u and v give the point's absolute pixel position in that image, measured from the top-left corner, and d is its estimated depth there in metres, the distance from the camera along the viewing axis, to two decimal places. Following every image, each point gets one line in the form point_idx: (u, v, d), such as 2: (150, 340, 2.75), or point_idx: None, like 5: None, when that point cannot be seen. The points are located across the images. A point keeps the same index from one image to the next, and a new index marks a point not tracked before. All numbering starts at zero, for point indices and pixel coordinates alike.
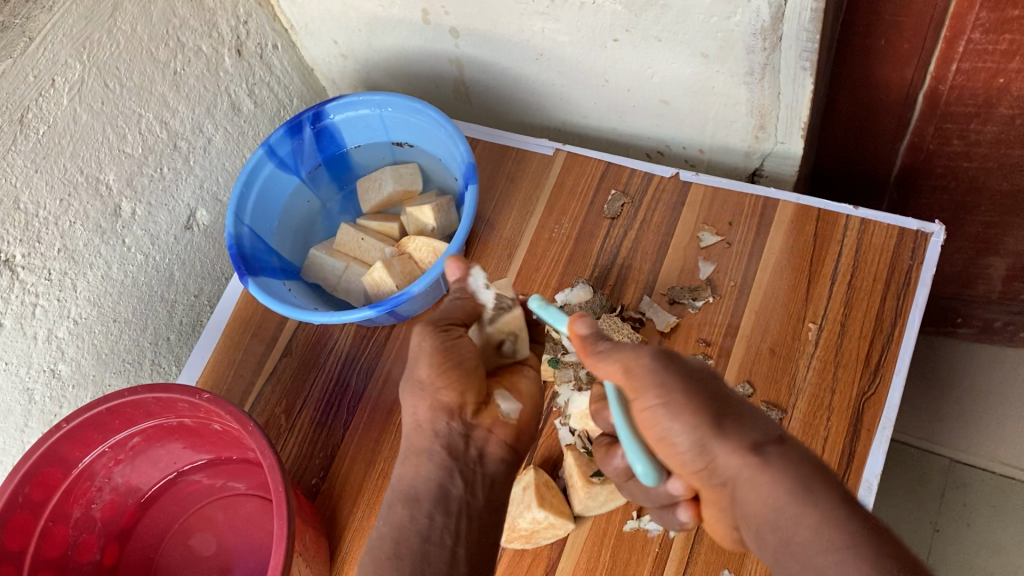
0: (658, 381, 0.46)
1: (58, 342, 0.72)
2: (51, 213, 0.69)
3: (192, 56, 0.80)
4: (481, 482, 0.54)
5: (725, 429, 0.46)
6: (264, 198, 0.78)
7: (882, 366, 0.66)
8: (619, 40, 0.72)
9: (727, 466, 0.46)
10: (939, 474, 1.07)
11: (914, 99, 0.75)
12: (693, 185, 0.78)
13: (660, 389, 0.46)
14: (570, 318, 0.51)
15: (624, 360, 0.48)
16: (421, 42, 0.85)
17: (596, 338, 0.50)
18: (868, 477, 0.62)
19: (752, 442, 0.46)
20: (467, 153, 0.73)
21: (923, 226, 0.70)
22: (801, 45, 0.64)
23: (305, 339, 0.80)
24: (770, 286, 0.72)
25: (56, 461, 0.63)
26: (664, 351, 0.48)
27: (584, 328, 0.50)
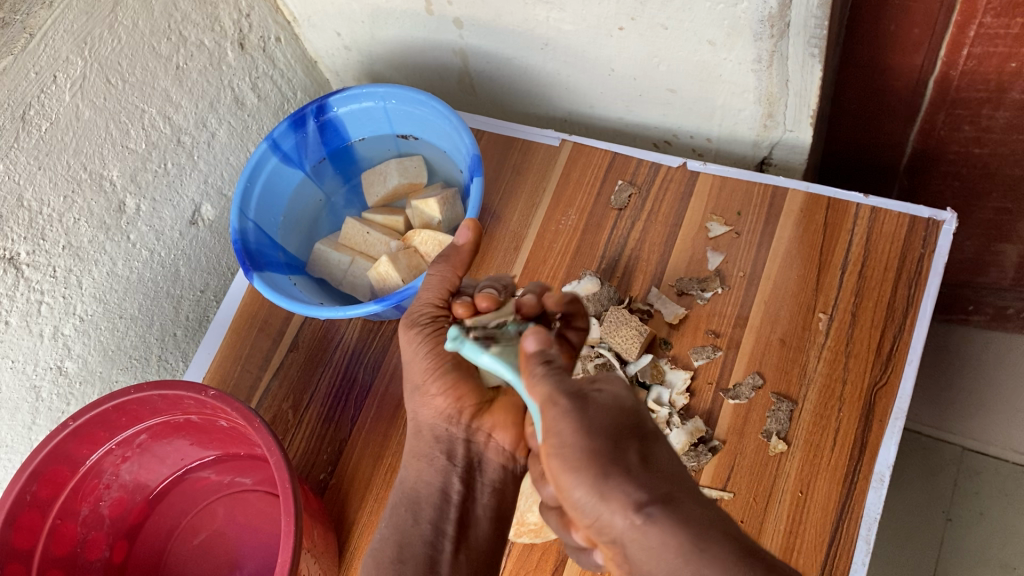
0: (562, 431, 0.43)
1: (64, 339, 0.72)
2: (55, 210, 0.69)
3: (195, 50, 0.79)
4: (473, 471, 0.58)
5: (609, 490, 0.41)
6: (270, 192, 0.77)
7: (893, 356, 0.66)
8: (625, 29, 0.71)
9: (614, 525, 0.41)
10: (951, 464, 1.07)
11: (925, 84, 0.74)
12: (702, 174, 0.77)
13: (561, 442, 0.43)
14: (525, 337, 0.49)
15: (549, 393, 0.45)
16: (425, 33, 0.84)
17: (541, 358, 0.47)
18: (881, 468, 0.62)
19: (636, 500, 0.41)
20: (472, 145, 0.71)
21: (935, 213, 0.69)
22: (810, 31, 0.63)
23: (311, 334, 0.79)
24: (780, 276, 0.71)
25: (63, 459, 0.62)
26: (576, 393, 0.44)
27: (531, 346, 0.48)
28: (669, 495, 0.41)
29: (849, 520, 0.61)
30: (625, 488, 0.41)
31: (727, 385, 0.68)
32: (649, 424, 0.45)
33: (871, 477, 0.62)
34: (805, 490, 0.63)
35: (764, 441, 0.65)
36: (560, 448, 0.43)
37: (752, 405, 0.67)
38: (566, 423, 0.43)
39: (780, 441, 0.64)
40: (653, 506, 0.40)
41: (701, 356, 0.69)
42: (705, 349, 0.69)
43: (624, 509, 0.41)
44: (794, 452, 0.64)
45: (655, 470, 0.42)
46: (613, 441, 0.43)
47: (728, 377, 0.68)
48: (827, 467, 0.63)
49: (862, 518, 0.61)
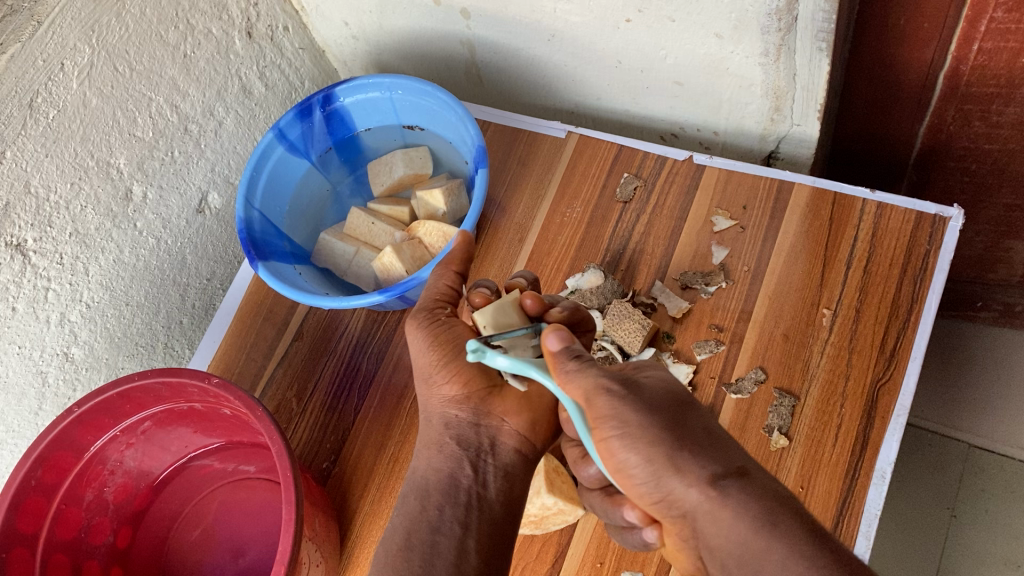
0: (617, 410, 0.48)
1: (71, 326, 0.73)
2: (62, 197, 0.69)
3: (202, 39, 0.80)
4: (484, 454, 0.57)
5: (682, 464, 0.47)
6: (276, 181, 0.77)
7: (896, 353, 0.65)
8: (632, 21, 0.71)
9: (686, 497, 0.46)
10: (957, 460, 1.06)
11: (935, 78, 0.73)
12: (707, 168, 0.77)
13: (618, 420, 0.48)
14: (546, 334, 0.52)
15: (591, 384, 0.49)
16: (432, 23, 0.84)
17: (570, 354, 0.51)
18: (882, 465, 0.62)
19: (710, 475, 0.46)
20: (477, 137, 0.71)
21: (942, 209, 0.69)
22: (816, 25, 0.63)
23: (316, 323, 0.80)
24: (784, 271, 0.71)
25: (68, 445, 0.63)
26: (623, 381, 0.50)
27: (555, 345, 0.51)
28: (740, 472, 0.46)
29: (849, 516, 0.61)
30: (697, 466, 0.46)
31: (730, 379, 0.68)
32: (695, 409, 0.51)
33: (872, 474, 0.62)
34: (806, 486, 0.63)
35: (766, 436, 0.65)
36: (620, 429, 0.48)
37: (755, 399, 0.67)
38: (630, 409, 0.48)
39: (781, 436, 0.64)
40: (727, 480, 0.46)
41: (704, 350, 0.69)
42: (707, 343, 0.69)
43: (696, 485, 0.46)
44: (796, 447, 0.64)
45: (715, 450, 0.48)
46: (672, 422, 0.48)
47: (731, 371, 0.68)
48: (828, 463, 0.63)
49: (862, 514, 0.61)
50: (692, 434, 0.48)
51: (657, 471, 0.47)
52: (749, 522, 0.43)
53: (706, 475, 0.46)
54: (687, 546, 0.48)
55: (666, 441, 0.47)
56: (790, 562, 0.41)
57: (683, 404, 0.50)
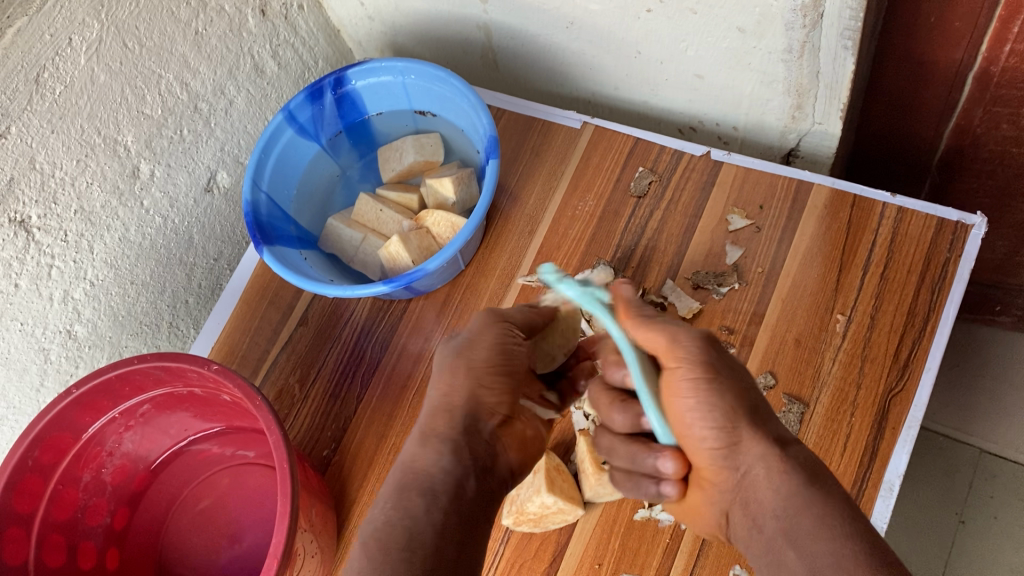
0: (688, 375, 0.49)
1: (75, 303, 0.73)
2: (67, 173, 0.69)
3: (215, 16, 0.78)
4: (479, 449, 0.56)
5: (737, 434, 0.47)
6: (284, 164, 0.76)
7: (911, 363, 0.64)
8: (653, 11, 0.69)
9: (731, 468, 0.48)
10: (967, 465, 1.05)
11: (964, 78, 0.71)
12: (725, 164, 0.75)
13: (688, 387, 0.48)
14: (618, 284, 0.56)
15: (668, 338, 0.50)
16: (449, 6, 0.82)
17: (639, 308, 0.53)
18: (890, 477, 0.61)
19: (773, 446, 0.47)
20: (490, 126, 0.70)
21: (964, 216, 0.67)
22: (843, 23, 0.61)
23: (320, 309, 0.79)
24: (799, 274, 0.69)
25: (66, 426, 0.62)
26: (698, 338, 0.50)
27: (627, 292, 0.55)
28: (792, 449, 0.47)
29: None
30: (766, 432, 0.47)
31: None
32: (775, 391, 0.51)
33: (880, 486, 0.61)
34: None
35: None
36: (683, 391, 0.49)
37: None
38: (719, 370, 0.48)
39: None
40: (787, 454, 0.47)
41: None
42: (717, 345, 0.68)
43: (765, 449, 0.47)
44: None
45: (783, 425, 0.49)
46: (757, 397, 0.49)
47: None
48: (836, 473, 0.62)
49: (869, 527, 0.60)
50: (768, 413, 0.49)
51: (725, 429, 0.47)
52: (796, 484, 0.45)
53: (771, 445, 0.47)
54: (717, 509, 0.51)
55: (738, 407, 0.48)
56: (827, 519, 0.43)
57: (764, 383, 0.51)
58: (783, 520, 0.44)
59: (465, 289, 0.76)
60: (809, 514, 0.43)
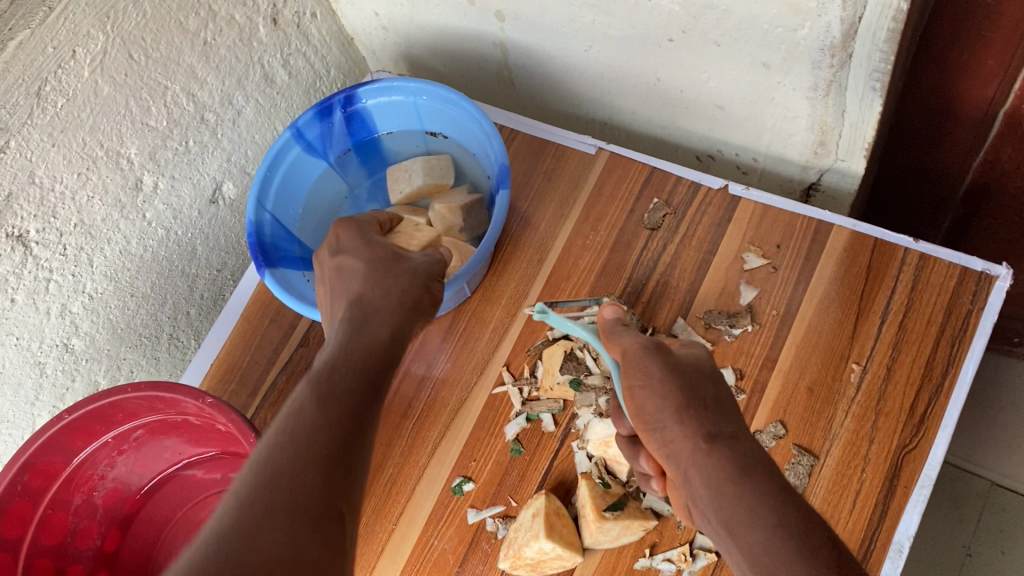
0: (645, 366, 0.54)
1: (72, 317, 0.71)
2: (68, 187, 0.67)
3: (224, 25, 0.76)
4: None
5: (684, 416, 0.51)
6: (290, 182, 0.74)
7: (926, 419, 0.62)
8: (675, 41, 0.66)
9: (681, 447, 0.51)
10: (977, 498, 1.03)
11: (995, 116, 0.69)
12: (742, 199, 0.73)
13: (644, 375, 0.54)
14: (605, 307, 0.62)
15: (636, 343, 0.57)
16: (465, 22, 0.80)
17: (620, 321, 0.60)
18: (900, 538, 0.59)
19: (707, 433, 0.50)
20: (501, 153, 0.68)
21: (988, 267, 0.64)
22: (872, 65, 0.58)
23: (323, 330, 0.77)
24: (814, 319, 0.67)
25: (57, 451, 0.61)
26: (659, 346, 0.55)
27: (610, 315, 0.61)
28: (731, 436, 0.51)
29: None
30: (700, 421, 0.51)
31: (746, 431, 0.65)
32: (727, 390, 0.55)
33: (888, 547, 0.59)
34: None
35: None
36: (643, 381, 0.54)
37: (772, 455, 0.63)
38: (654, 364, 0.54)
39: None
40: (720, 440, 0.50)
41: None
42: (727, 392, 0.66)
43: (695, 437, 0.50)
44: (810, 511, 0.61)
45: (723, 412, 0.52)
46: (690, 385, 0.53)
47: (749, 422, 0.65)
48: (843, 531, 0.60)
49: None
50: (714, 405, 0.52)
51: (666, 420, 0.52)
52: (726, 475, 0.48)
53: (703, 432, 0.50)
54: (681, 493, 0.52)
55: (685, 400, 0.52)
56: (757, 509, 0.45)
57: (710, 375, 0.55)
58: (720, 512, 0.47)
59: (470, 316, 0.75)
60: (741, 505, 0.46)
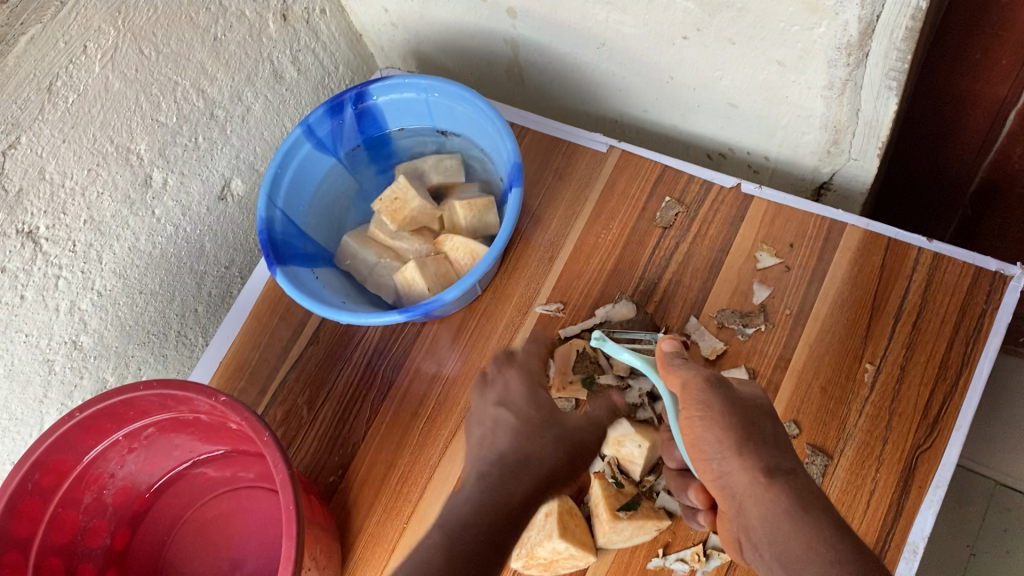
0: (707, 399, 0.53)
1: (81, 314, 0.71)
2: (78, 183, 0.66)
3: (235, 21, 0.76)
4: None
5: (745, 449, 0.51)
6: (301, 179, 0.74)
7: (940, 420, 0.62)
8: (688, 39, 0.66)
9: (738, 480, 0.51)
10: (983, 498, 1.03)
11: (1008, 115, 0.68)
12: (755, 198, 0.72)
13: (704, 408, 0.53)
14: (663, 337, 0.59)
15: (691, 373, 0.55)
16: (476, 19, 0.79)
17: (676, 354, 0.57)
18: (914, 539, 0.59)
19: (766, 467, 0.50)
20: (514, 151, 0.68)
21: (1003, 267, 0.64)
22: (889, 64, 0.58)
23: (332, 328, 0.77)
24: (827, 318, 0.67)
25: (68, 449, 0.61)
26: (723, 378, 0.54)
27: (667, 346, 0.58)
28: (789, 470, 0.51)
29: None
30: (759, 455, 0.51)
31: None
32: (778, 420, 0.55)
33: (903, 548, 0.59)
34: None
35: None
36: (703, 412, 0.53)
37: None
38: (716, 397, 0.53)
39: None
40: (778, 474, 0.50)
41: None
42: None
43: (753, 470, 0.50)
44: None
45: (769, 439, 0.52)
46: (750, 420, 0.52)
47: None
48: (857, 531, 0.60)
49: None
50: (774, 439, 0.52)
51: (725, 451, 0.51)
52: (783, 508, 0.48)
53: (762, 466, 0.50)
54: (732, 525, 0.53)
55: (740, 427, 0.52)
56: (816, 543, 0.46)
57: (766, 411, 0.54)
58: (774, 546, 0.48)
59: (480, 314, 0.74)
60: (796, 539, 0.47)
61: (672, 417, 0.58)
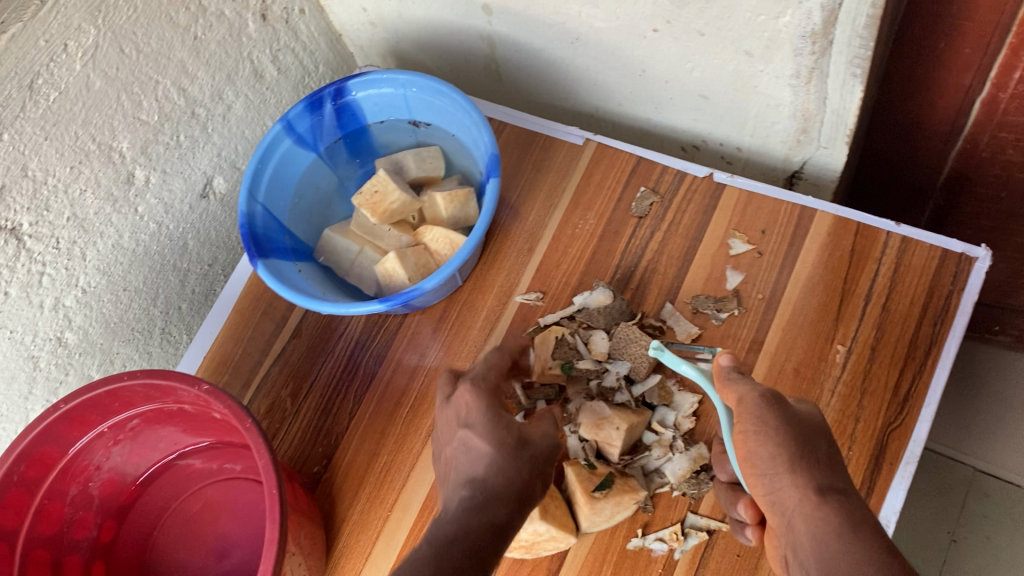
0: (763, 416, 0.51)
1: (66, 311, 0.71)
2: (60, 180, 0.67)
3: (214, 21, 0.77)
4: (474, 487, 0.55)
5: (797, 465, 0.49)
6: (281, 174, 0.75)
7: (910, 398, 0.63)
8: (659, 31, 0.68)
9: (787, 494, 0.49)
10: (961, 484, 1.04)
11: (973, 103, 0.70)
12: (727, 187, 0.74)
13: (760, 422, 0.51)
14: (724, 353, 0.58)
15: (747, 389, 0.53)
16: (452, 16, 0.81)
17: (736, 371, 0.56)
18: (886, 513, 0.60)
19: (818, 486, 0.48)
20: (491, 143, 0.69)
21: (968, 249, 0.66)
22: (853, 51, 0.60)
23: (315, 321, 0.78)
24: (799, 302, 0.68)
25: (53, 441, 0.61)
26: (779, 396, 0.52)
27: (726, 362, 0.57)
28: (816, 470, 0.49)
29: None
30: (812, 473, 0.49)
31: None
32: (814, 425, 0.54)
33: (875, 523, 0.60)
34: None
35: None
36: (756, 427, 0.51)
37: None
38: (773, 412, 0.51)
39: None
40: (831, 494, 0.48)
41: None
42: None
43: (805, 487, 0.48)
44: None
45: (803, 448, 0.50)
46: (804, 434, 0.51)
47: None
48: None
49: None
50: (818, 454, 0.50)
51: (778, 467, 0.50)
52: (834, 528, 0.46)
53: (814, 485, 0.48)
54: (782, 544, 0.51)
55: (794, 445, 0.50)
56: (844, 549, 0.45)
57: (823, 431, 0.52)
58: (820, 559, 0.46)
59: (460, 304, 0.75)
60: (817, 540, 0.46)
61: (726, 431, 0.58)
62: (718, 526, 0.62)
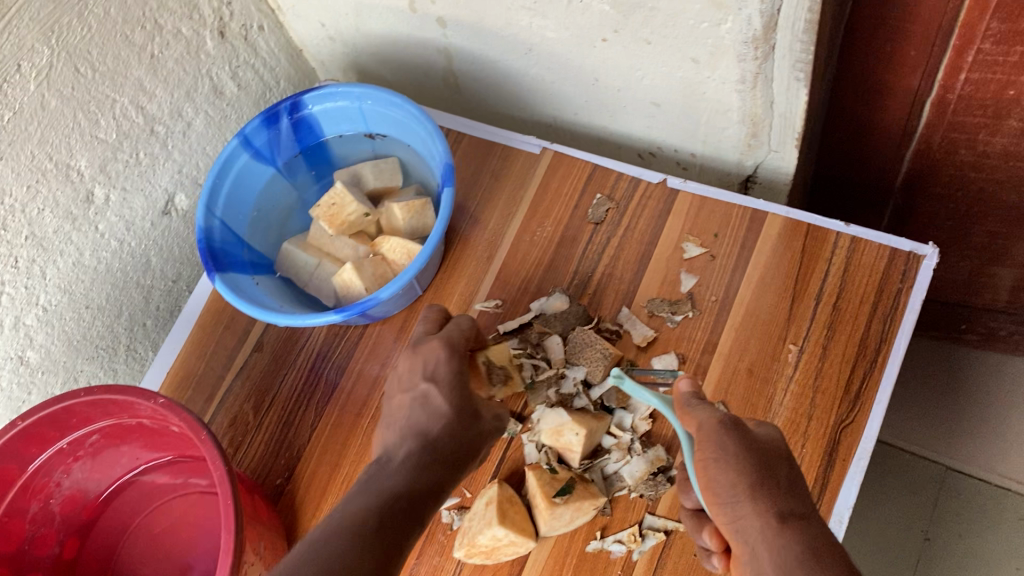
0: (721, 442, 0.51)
1: (26, 329, 0.72)
2: (18, 200, 0.68)
3: (171, 39, 0.78)
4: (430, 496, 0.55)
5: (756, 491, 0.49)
6: (239, 188, 0.76)
7: (862, 395, 0.64)
8: (609, 40, 0.69)
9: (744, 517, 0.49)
10: (932, 482, 1.05)
11: (921, 104, 0.71)
12: (681, 192, 0.75)
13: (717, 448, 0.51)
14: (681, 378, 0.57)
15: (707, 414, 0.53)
16: (409, 29, 0.82)
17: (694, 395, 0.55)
18: (840, 509, 0.61)
19: (779, 511, 0.48)
20: (445, 153, 0.70)
21: (916, 247, 0.67)
22: (795, 55, 0.61)
23: (277, 334, 0.78)
24: (752, 303, 0.69)
25: (11, 458, 0.62)
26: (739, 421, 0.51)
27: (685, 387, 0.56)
28: (766, 475, 0.50)
29: None
30: (773, 498, 0.49)
31: None
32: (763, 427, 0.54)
33: (829, 519, 0.61)
34: None
35: None
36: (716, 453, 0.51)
37: None
38: (730, 438, 0.51)
39: None
40: (790, 520, 0.48)
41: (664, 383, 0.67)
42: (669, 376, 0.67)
43: (766, 514, 0.48)
44: None
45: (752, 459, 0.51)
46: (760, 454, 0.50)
47: None
48: None
49: None
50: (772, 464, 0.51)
51: (739, 495, 0.49)
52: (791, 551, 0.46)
53: (775, 511, 0.48)
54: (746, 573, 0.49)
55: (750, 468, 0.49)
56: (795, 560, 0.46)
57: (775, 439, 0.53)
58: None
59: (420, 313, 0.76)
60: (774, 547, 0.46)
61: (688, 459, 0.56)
62: (675, 527, 0.63)
